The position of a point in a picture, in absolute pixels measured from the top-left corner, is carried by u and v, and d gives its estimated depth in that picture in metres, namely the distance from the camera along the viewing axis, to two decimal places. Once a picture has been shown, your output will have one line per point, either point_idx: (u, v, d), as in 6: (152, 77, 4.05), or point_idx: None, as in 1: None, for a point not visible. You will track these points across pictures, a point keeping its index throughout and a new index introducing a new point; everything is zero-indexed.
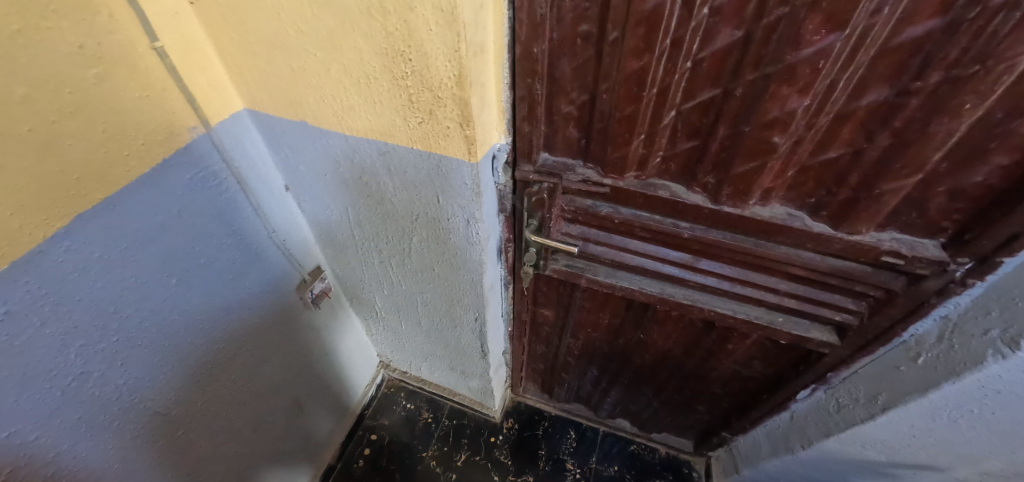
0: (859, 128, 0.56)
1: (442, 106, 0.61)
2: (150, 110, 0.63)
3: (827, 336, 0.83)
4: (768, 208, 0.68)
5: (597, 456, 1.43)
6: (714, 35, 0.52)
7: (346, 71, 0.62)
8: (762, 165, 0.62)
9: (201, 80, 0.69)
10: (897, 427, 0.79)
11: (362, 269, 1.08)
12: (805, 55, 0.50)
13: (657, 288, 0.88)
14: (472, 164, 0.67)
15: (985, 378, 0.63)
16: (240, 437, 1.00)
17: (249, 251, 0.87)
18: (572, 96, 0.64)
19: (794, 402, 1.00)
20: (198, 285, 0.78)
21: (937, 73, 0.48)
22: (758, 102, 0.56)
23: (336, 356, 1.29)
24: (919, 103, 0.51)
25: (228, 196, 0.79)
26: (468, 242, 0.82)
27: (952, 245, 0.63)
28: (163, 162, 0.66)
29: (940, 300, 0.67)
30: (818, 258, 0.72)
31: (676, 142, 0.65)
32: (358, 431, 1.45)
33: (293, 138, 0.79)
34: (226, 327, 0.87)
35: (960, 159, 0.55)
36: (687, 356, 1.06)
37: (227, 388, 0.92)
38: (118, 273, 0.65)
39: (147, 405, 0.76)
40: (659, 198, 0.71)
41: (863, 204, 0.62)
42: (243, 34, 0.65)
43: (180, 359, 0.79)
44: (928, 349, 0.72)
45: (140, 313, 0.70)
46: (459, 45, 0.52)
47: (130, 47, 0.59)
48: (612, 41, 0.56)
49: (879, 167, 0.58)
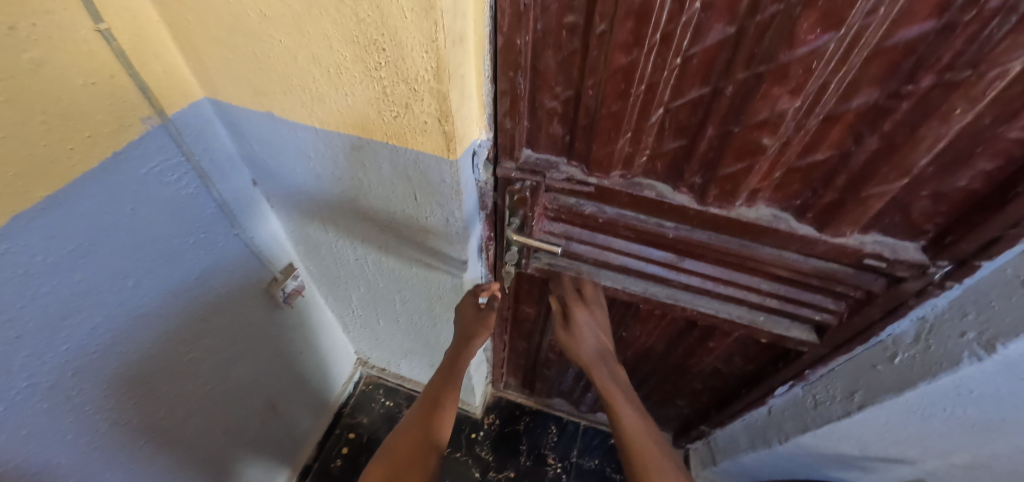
0: (848, 130, 0.55)
1: (418, 100, 0.57)
2: (97, 99, 0.57)
3: (806, 335, 0.84)
4: (753, 210, 0.67)
5: (578, 449, 1.44)
6: (706, 30, 0.50)
7: (313, 59, 0.58)
8: (750, 166, 0.60)
9: (156, 67, 0.63)
10: (872, 424, 0.81)
11: (337, 266, 1.04)
12: (798, 55, 0.48)
13: (640, 287, 0.87)
14: (452, 161, 0.63)
15: (960, 379, 0.64)
16: (208, 442, 0.96)
17: (213, 249, 0.82)
18: (556, 91, 0.61)
19: (772, 398, 1.02)
20: (157, 287, 0.73)
21: (930, 76, 0.47)
22: (748, 101, 0.54)
23: (312, 355, 1.25)
24: (908, 107, 0.50)
25: (189, 191, 0.74)
26: (448, 240, 0.79)
27: (932, 249, 0.64)
28: (113, 157, 0.61)
29: (918, 302, 0.68)
30: (801, 259, 0.72)
31: (663, 140, 0.63)
32: (336, 430, 1.42)
33: (259, 130, 0.74)
34: (191, 331, 0.82)
35: (946, 163, 0.54)
36: (668, 352, 1.06)
37: (195, 393, 0.87)
38: (65, 276, 0.60)
39: (103, 415, 0.71)
40: (645, 198, 0.69)
41: (848, 207, 0.61)
42: (199, 16, 0.59)
43: (141, 365, 0.75)
44: (904, 349, 0.73)
45: (92, 319, 0.65)
46: (437, 34, 0.49)
47: (70, 28, 0.52)
48: (600, 34, 0.52)
49: (866, 171, 0.57)
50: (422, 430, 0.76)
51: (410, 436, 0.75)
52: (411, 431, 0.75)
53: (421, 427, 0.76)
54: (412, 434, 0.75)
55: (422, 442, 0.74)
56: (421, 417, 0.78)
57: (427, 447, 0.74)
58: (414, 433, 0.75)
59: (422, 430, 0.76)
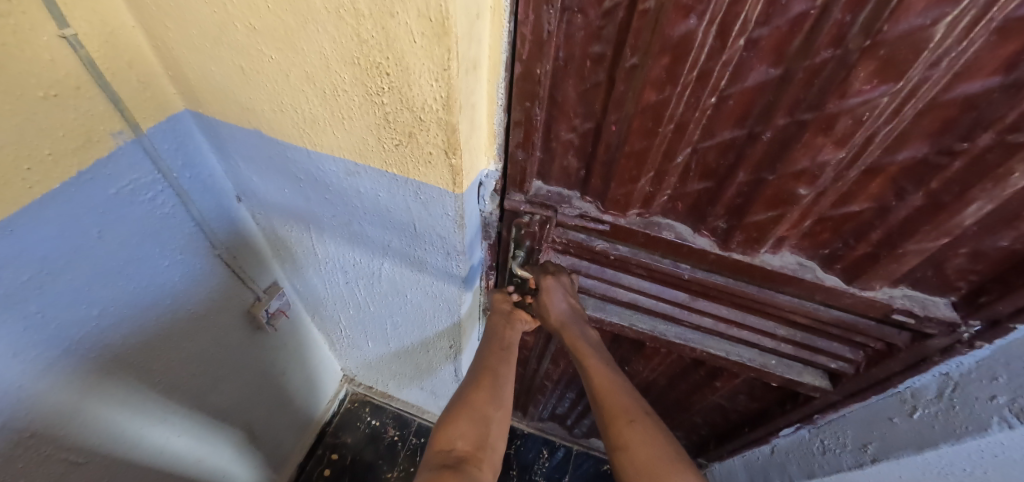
0: (890, 185, 0.51)
1: (423, 130, 0.51)
2: (59, 112, 0.50)
3: (819, 381, 0.80)
4: (778, 257, 0.64)
5: (569, 476, 1.39)
6: (746, 71, 0.45)
7: (308, 78, 0.52)
8: (780, 215, 0.56)
9: (128, 76, 0.57)
10: (884, 476, 0.77)
11: (325, 287, 0.98)
12: (849, 105, 0.43)
13: (648, 325, 0.82)
14: (456, 195, 0.58)
15: (986, 443, 0.60)
16: (178, 472, 0.89)
17: (191, 270, 0.75)
18: (574, 123, 0.56)
19: (776, 437, 0.98)
20: (128, 314, 0.67)
21: (988, 136, 0.42)
22: (788, 149, 0.49)
23: (297, 374, 1.18)
24: (961, 166, 0.46)
25: (164, 210, 0.68)
26: (446, 272, 0.74)
27: (963, 306, 0.60)
28: (77, 177, 0.54)
29: (943, 359, 0.64)
30: (822, 308, 0.68)
31: (687, 181, 0.59)
32: (318, 450, 1.35)
33: (246, 147, 0.68)
34: (165, 359, 0.75)
35: (992, 224, 0.50)
36: (670, 387, 1.03)
37: (166, 425, 0.81)
38: (17, 310, 0.53)
39: (58, 456, 0.64)
40: (662, 239, 0.65)
41: (881, 262, 0.58)
42: (181, 24, 0.53)
43: (105, 399, 0.68)
44: (925, 405, 0.68)
45: (44, 353, 0.58)
46: (449, 62, 0.43)
47: (29, 35, 0.46)
48: (630, 68, 0.47)
49: (905, 227, 0.53)
50: (484, 394, 0.60)
51: (471, 403, 0.58)
52: (471, 397, 0.59)
53: (481, 392, 0.60)
54: (474, 400, 0.59)
55: (478, 407, 0.58)
56: (475, 383, 0.62)
57: (485, 411, 0.58)
58: (471, 399, 0.59)
59: (485, 394, 0.60)
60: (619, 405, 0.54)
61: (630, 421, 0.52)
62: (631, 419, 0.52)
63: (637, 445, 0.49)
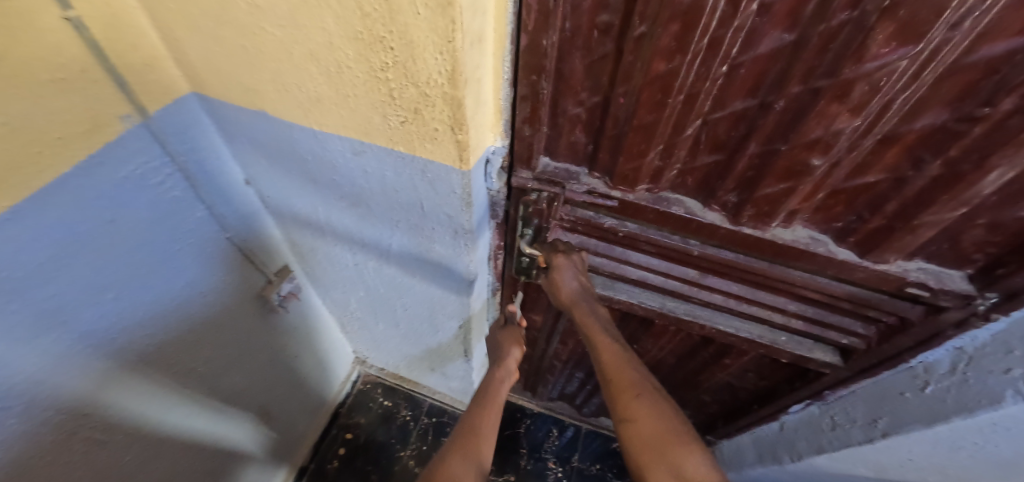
0: (906, 154, 0.49)
1: (429, 106, 0.51)
2: (62, 98, 0.50)
3: (830, 357, 0.80)
4: (790, 231, 0.63)
5: (579, 454, 1.42)
6: (759, 37, 0.44)
7: (311, 56, 0.51)
8: (792, 188, 0.55)
9: (133, 59, 0.57)
10: (894, 451, 0.77)
11: (335, 270, 0.99)
12: (866, 70, 0.42)
13: (656, 303, 0.82)
14: (463, 172, 0.58)
15: (999, 417, 0.60)
16: (196, 450, 0.91)
17: (203, 252, 0.77)
18: (581, 97, 0.56)
19: (785, 414, 0.98)
20: (142, 297, 0.68)
21: (1012, 99, 0.41)
22: (801, 119, 0.48)
23: (309, 357, 1.20)
24: (982, 131, 0.44)
25: (174, 193, 0.68)
26: (455, 252, 0.74)
27: (980, 279, 0.59)
28: (87, 160, 0.55)
29: (957, 332, 0.63)
30: (834, 283, 0.68)
31: (697, 155, 0.58)
32: (333, 430, 1.39)
33: (253, 129, 0.68)
34: (179, 340, 0.77)
35: (1012, 193, 0.49)
36: (679, 365, 1.03)
37: (183, 404, 0.83)
38: (35, 293, 0.54)
39: (82, 433, 0.66)
40: (672, 214, 0.64)
41: (896, 234, 0.57)
42: (182, 4, 0.52)
43: (124, 379, 0.69)
44: (937, 379, 0.68)
45: (65, 335, 0.59)
46: (454, 34, 0.42)
47: (34, 17, 0.45)
48: (638, 37, 0.46)
49: (922, 197, 0.52)
50: (465, 465, 0.56)
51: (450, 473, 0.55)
52: (451, 465, 0.56)
53: (462, 461, 0.57)
54: (454, 469, 0.56)
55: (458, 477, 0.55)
56: (459, 448, 0.59)
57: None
58: (452, 468, 0.56)
59: (466, 465, 0.57)
60: (627, 379, 0.53)
61: (636, 395, 0.51)
62: (637, 392, 0.52)
63: (642, 419, 0.50)
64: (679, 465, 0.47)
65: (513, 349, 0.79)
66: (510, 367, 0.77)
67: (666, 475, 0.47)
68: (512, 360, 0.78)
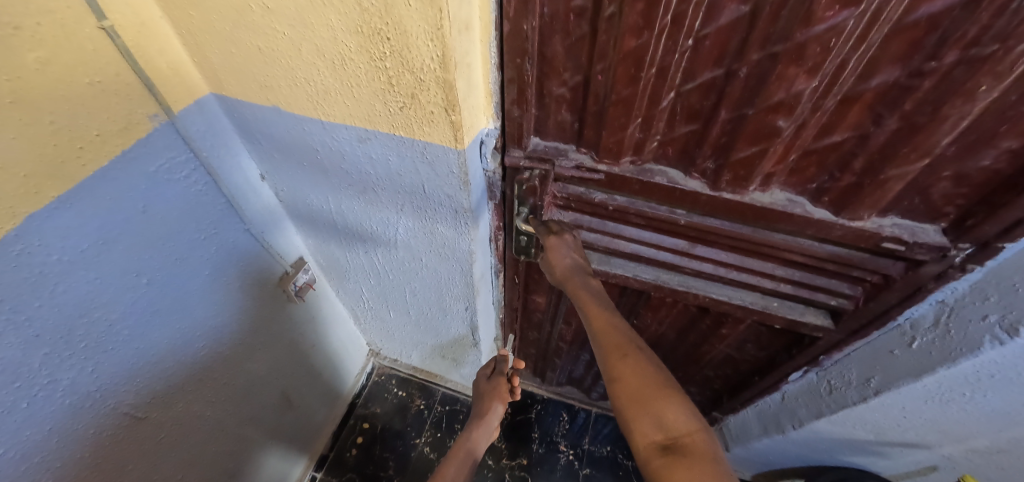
0: (867, 112, 0.53)
1: (424, 90, 0.56)
2: (100, 99, 0.56)
3: (821, 320, 0.83)
4: (768, 194, 0.67)
5: (589, 436, 1.45)
6: (718, 11, 0.48)
7: (319, 52, 0.57)
8: (764, 150, 0.59)
9: (160, 64, 0.63)
10: (888, 409, 0.80)
11: (347, 259, 1.04)
12: (815, 33, 0.46)
13: (651, 275, 0.87)
14: (459, 151, 0.63)
15: (981, 364, 0.63)
16: (224, 433, 0.96)
17: (225, 243, 0.83)
18: (564, 77, 0.60)
19: (785, 384, 1.01)
20: (172, 283, 0.74)
21: (954, 53, 0.45)
22: (764, 83, 0.52)
23: (324, 347, 1.26)
24: (932, 85, 0.48)
25: (198, 187, 0.75)
26: (457, 232, 0.79)
27: (953, 231, 0.62)
28: (122, 155, 0.61)
29: (938, 285, 0.66)
30: (816, 244, 0.71)
31: (675, 125, 0.62)
32: (351, 420, 1.44)
33: (266, 124, 0.74)
34: (204, 325, 0.83)
35: (970, 142, 0.52)
36: (679, 339, 1.07)
37: (209, 387, 0.88)
38: (80, 276, 0.60)
39: (122, 409, 0.71)
40: (656, 184, 0.68)
41: (866, 190, 0.60)
42: (203, 11, 0.59)
43: (157, 359, 0.75)
44: (923, 333, 0.71)
45: (108, 316, 0.65)
46: (442, 22, 0.47)
47: (74, 28, 0.52)
48: (609, 17, 0.51)
49: (886, 152, 0.56)
50: None
51: None
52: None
53: None
54: None
55: None
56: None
57: None
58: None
59: None
60: (616, 341, 0.58)
61: (624, 355, 0.56)
62: (625, 353, 0.56)
63: (629, 375, 0.54)
64: (662, 415, 0.51)
65: (496, 407, 0.96)
66: (489, 424, 0.94)
67: (651, 426, 0.51)
68: (492, 417, 0.95)
